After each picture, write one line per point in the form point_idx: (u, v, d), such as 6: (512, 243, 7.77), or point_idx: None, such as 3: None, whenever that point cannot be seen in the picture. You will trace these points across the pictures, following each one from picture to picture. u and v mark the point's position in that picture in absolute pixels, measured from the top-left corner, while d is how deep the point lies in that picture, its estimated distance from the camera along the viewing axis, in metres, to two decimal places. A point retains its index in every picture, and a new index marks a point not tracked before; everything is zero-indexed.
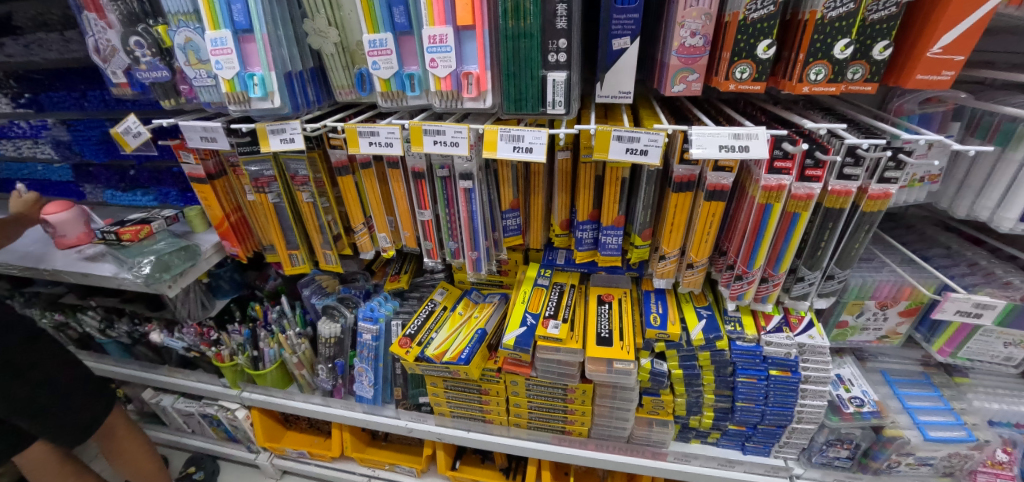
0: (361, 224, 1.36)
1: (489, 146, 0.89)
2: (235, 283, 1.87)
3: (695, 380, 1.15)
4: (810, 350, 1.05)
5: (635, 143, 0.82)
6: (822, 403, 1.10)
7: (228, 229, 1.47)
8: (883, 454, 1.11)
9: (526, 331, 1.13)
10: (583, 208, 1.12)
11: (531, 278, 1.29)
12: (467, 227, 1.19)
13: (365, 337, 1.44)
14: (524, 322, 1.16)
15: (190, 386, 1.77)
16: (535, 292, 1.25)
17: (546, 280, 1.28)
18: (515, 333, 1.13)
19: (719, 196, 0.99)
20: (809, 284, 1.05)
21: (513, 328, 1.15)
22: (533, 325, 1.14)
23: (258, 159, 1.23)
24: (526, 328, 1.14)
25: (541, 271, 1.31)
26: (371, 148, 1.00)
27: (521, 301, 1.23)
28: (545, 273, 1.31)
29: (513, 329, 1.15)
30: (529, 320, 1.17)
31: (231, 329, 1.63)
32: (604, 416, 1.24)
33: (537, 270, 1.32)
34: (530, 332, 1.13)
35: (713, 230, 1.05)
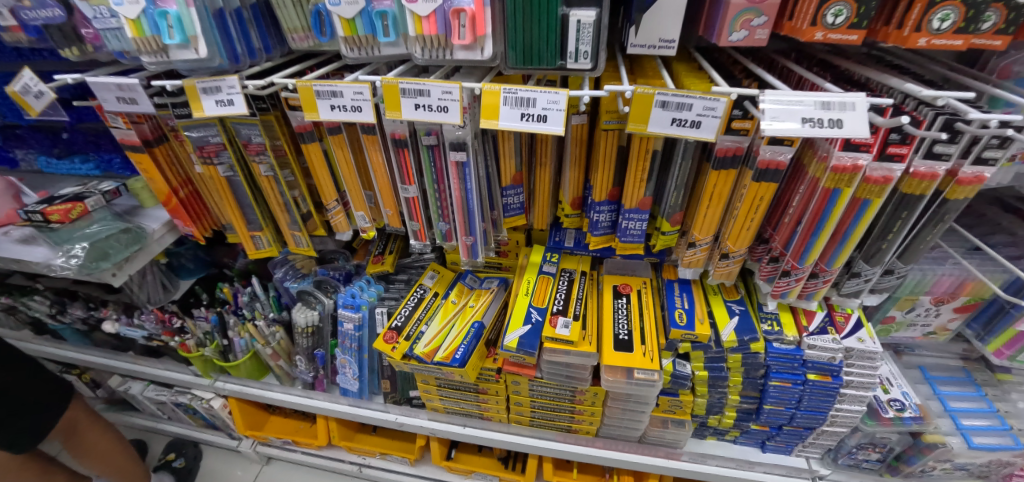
0: (333, 201, 1.15)
1: (488, 112, 0.67)
2: (200, 261, 1.70)
3: (720, 382, 1.02)
4: (858, 355, 0.91)
5: (684, 112, 0.61)
6: (860, 408, 0.99)
7: (177, 206, 1.24)
8: (919, 459, 1.02)
9: (531, 331, 0.97)
10: (601, 186, 0.93)
11: (536, 264, 1.11)
12: (460, 208, 0.98)
13: (347, 326, 1.28)
14: (529, 319, 1.00)
15: (158, 374, 1.62)
16: (541, 281, 1.08)
17: (553, 267, 1.11)
18: (519, 333, 0.98)
19: (771, 176, 0.80)
20: (865, 281, 0.89)
21: (516, 327, 0.99)
22: (539, 323, 0.98)
23: (199, 123, 0.99)
24: (531, 327, 0.98)
25: (547, 255, 1.13)
26: (335, 114, 0.78)
27: (524, 293, 1.06)
28: (553, 258, 1.13)
29: (515, 328, 0.99)
30: (536, 315, 1.00)
31: (198, 316, 1.45)
32: (615, 417, 1.12)
33: (542, 254, 1.14)
34: (536, 332, 0.97)
35: (758, 216, 0.87)
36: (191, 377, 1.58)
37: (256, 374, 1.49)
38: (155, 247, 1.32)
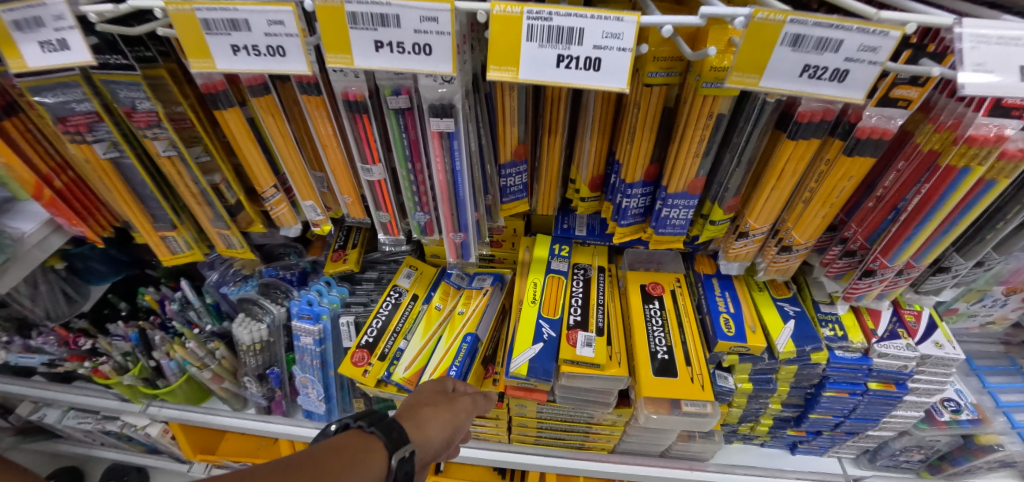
0: (270, 187, 0.85)
1: (495, 53, 0.41)
2: (115, 263, 1.29)
3: (765, 393, 0.86)
4: (933, 362, 0.77)
5: (825, 55, 0.38)
6: (917, 413, 0.87)
7: (52, 199, 0.90)
8: (968, 461, 0.93)
9: (543, 351, 0.76)
10: (636, 160, 0.69)
11: (541, 259, 0.87)
12: (443, 195, 0.71)
13: (305, 341, 1.03)
14: (540, 335, 0.78)
15: (74, 401, 1.32)
16: (551, 282, 0.85)
17: (564, 264, 0.87)
18: (529, 354, 0.76)
19: (869, 149, 0.60)
20: (951, 277, 0.73)
21: (526, 347, 0.76)
22: (554, 339, 0.77)
23: (51, 81, 0.67)
24: (545, 346, 0.76)
25: (555, 247, 0.90)
26: (239, 62, 0.50)
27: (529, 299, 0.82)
28: (562, 251, 0.89)
29: (523, 348, 0.76)
30: (549, 327, 0.78)
31: (113, 333, 1.15)
32: (638, 436, 0.94)
33: (548, 245, 0.90)
34: (550, 352, 0.75)
35: (837, 201, 0.68)
36: (116, 403, 1.29)
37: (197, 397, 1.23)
38: (35, 255, 0.98)
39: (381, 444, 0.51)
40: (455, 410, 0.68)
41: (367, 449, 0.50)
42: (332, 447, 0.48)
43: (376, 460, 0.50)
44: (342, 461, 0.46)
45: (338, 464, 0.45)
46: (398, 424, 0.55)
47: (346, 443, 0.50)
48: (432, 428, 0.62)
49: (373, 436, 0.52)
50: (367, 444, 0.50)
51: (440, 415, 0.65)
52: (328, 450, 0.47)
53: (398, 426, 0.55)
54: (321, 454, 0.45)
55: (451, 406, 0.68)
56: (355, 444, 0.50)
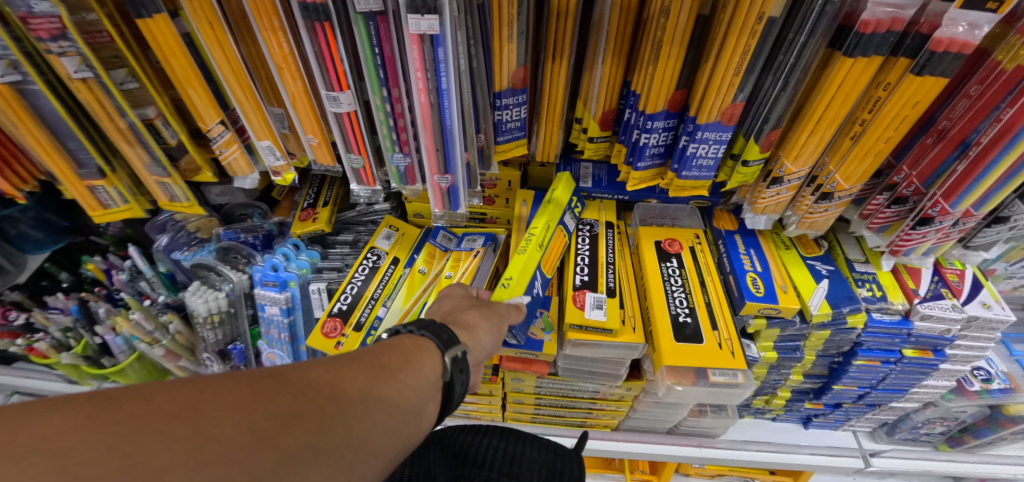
0: (217, 124, 0.71)
1: None
2: (53, 229, 1.08)
3: (788, 362, 0.78)
4: (979, 325, 0.69)
5: None
6: (948, 383, 0.80)
7: None
8: (992, 433, 0.88)
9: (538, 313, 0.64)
10: (659, 86, 0.57)
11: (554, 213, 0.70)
12: (428, 129, 0.59)
13: (270, 311, 0.90)
14: (531, 289, 0.66)
15: (13, 385, 1.18)
16: (557, 237, 0.71)
17: (569, 219, 0.73)
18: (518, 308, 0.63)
19: (945, 67, 0.49)
20: (1006, 230, 0.64)
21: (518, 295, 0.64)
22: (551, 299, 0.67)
23: None
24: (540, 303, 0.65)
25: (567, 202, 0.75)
26: None
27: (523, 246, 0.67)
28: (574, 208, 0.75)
29: (515, 293, 0.63)
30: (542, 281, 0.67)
31: (51, 305, 1.02)
32: (645, 412, 0.86)
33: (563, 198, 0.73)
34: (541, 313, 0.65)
35: (896, 136, 0.57)
36: (61, 385, 1.15)
37: (151, 377, 1.11)
38: None
39: (431, 346, 0.45)
40: (497, 315, 0.58)
41: (421, 347, 0.44)
42: (381, 346, 0.42)
43: (431, 361, 0.44)
44: (398, 360, 0.41)
45: (389, 363, 0.40)
46: (448, 327, 0.48)
47: (398, 341, 0.44)
48: (482, 333, 0.53)
49: (425, 339, 0.46)
50: (418, 347, 0.44)
51: (486, 318, 0.56)
52: (378, 350, 0.41)
53: (450, 329, 0.48)
54: (371, 353, 0.40)
55: (492, 310, 0.58)
56: (406, 344, 0.44)
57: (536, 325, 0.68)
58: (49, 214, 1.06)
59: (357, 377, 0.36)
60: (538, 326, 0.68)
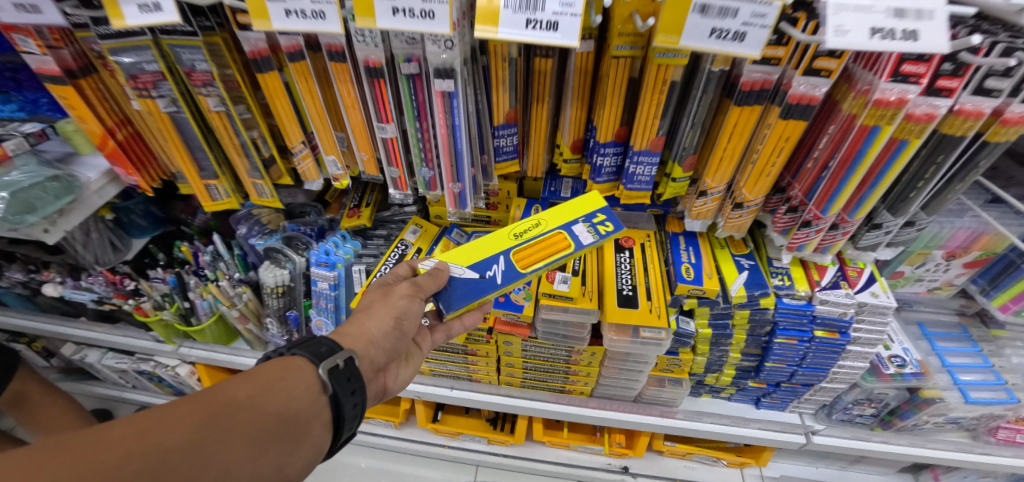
0: (299, 142, 1.00)
1: (484, 18, 0.54)
2: (154, 219, 1.43)
3: (724, 339, 0.97)
4: (870, 310, 0.87)
5: (727, 21, 0.50)
6: (862, 364, 0.96)
7: (116, 150, 1.08)
8: (913, 414, 1.02)
9: (472, 289, 0.76)
10: (608, 124, 0.82)
11: (562, 218, 0.81)
12: (447, 150, 0.86)
13: (321, 285, 1.16)
14: (484, 270, 0.78)
15: (115, 341, 1.50)
16: (556, 235, 0.79)
17: (585, 230, 0.79)
18: (456, 274, 0.78)
19: (801, 113, 0.71)
20: (884, 233, 0.84)
21: (461, 265, 0.79)
22: (494, 288, 0.76)
23: (130, 45, 0.82)
24: (478, 281, 0.77)
25: (593, 216, 0.81)
26: (291, 22, 0.65)
27: (506, 232, 0.83)
28: (598, 231, 0.79)
29: (467, 262, 0.80)
30: (502, 265, 0.78)
31: (154, 277, 1.31)
32: (611, 377, 1.07)
33: (582, 209, 0.82)
34: (480, 293, 0.75)
35: (780, 161, 0.79)
36: (152, 343, 1.46)
37: (223, 338, 1.40)
38: (94, 201, 1.16)
39: (305, 361, 0.55)
40: (392, 303, 0.70)
41: (291, 367, 0.54)
42: (247, 372, 0.51)
43: (299, 379, 0.53)
44: (260, 386, 0.49)
45: (254, 386, 0.49)
46: (327, 341, 0.59)
47: (265, 365, 0.53)
48: (370, 327, 0.67)
49: (294, 360, 0.55)
50: (287, 369, 0.53)
51: (381, 310, 0.69)
52: (243, 377, 0.49)
53: (328, 343, 0.59)
54: (236, 379, 0.49)
55: (388, 299, 0.71)
56: (274, 368, 0.52)
57: (518, 294, 0.92)
58: (153, 207, 1.40)
59: (203, 411, 0.43)
60: (520, 295, 0.92)
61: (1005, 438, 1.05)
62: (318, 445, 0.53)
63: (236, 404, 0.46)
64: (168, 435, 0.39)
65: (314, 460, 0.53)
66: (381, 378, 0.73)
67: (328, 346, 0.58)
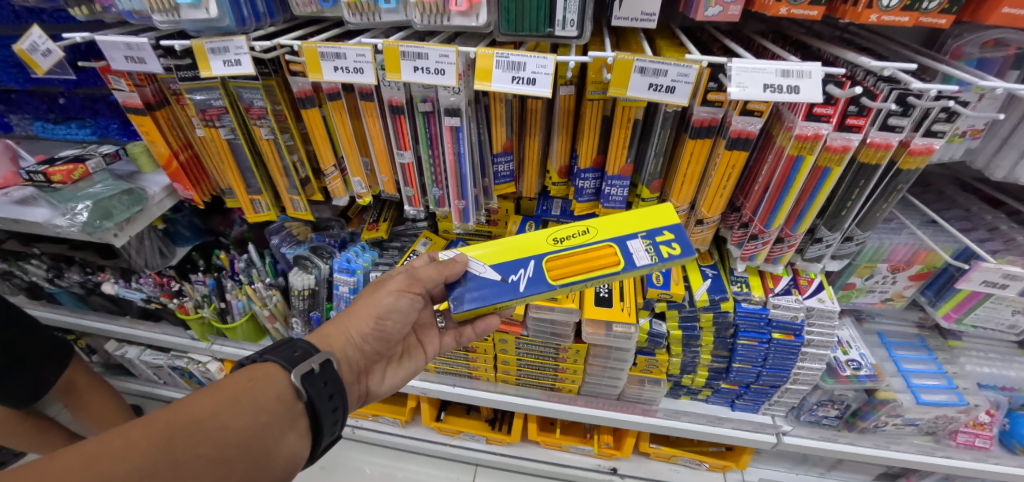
0: (331, 166, 1.18)
1: (482, 75, 0.77)
2: (196, 229, 1.63)
3: (693, 341, 1.09)
4: (818, 314, 1.00)
5: (660, 78, 0.71)
6: (819, 365, 1.07)
7: (178, 169, 1.29)
8: (873, 415, 1.10)
9: (491, 290, 0.77)
10: (587, 153, 0.99)
11: (623, 230, 0.78)
12: (454, 173, 1.04)
13: (342, 289, 1.32)
14: (508, 272, 0.78)
15: (155, 338, 1.67)
16: (603, 247, 0.77)
17: (641, 248, 0.76)
18: (476, 272, 0.79)
19: (742, 145, 0.87)
20: (826, 246, 0.97)
21: (483, 264, 0.80)
22: (513, 294, 0.76)
23: (203, 86, 1.03)
24: (499, 283, 0.77)
25: (659, 233, 0.77)
26: (337, 75, 0.86)
27: (547, 234, 0.81)
28: (656, 251, 0.76)
29: (492, 262, 0.80)
30: (529, 271, 0.78)
31: (195, 280, 1.48)
32: (595, 375, 1.20)
33: (650, 223, 0.79)
34: (497, 296, 0.76)
35: (731, 183, 0.94)
36: (188, 341, 1.63)
37: (252, 336, 1.56)
38: (153, 212, 1.33)
39: (279, 367, 0.59)
40: (378, 304, 0.78)
41: (258, 378, 0.56)
42: (213, 386, 0.52)
43: (271, 387, 0.56)
44: (233, 395, 0.52)
45: (220, 401, 0.50)
46: (301, 345, 0.64)
47: (231, 378, 0.55)
48: (353, 328, 0.76)
49: (265, 369, 0.58)
50: (259, 378, 0.56)
51: (364, 308, 0.77)
52: (217, 389, 0.52)
53: (301, 348, 0.63)
54: (202, 393, 0.50)
55: (374, 298, 0.78)
56: (240, 381, 0.55)
57: None
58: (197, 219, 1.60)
59: (180, 421, 0.46)
60: None
61: (964, 442, 1.13)
62: (291, 451, 0.56)
63: (201, 420, 0.47)
64: (125, 460, 0.40)
65: (287, 467, 0.55)
66: (361, 382, 0.81)
67: (302, 351, 0.63)
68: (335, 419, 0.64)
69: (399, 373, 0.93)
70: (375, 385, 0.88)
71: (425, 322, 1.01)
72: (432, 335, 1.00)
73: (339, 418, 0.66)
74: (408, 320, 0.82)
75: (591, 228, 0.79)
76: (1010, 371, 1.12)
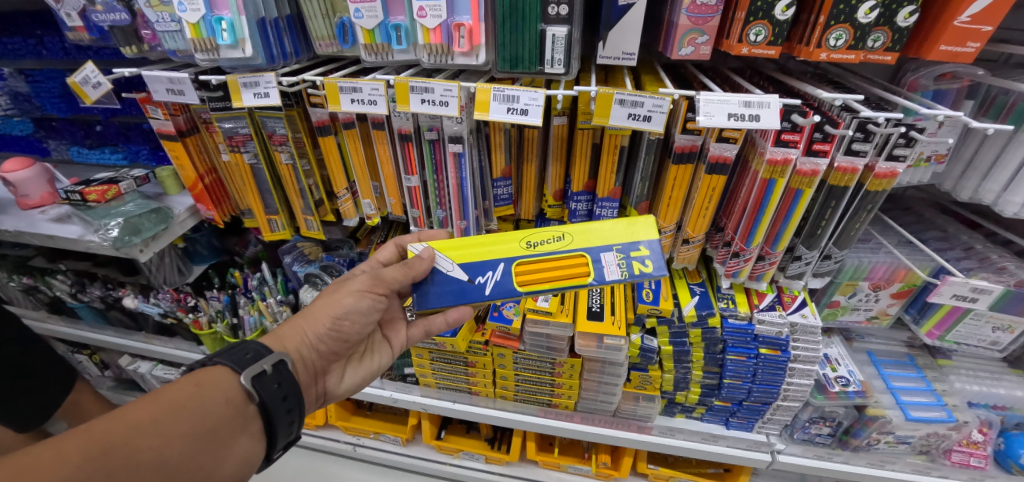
0: (343, 189, 1.27)
1: (481, 106, 0.86)
2: (213, 248, 1.71)
3: (684, 356, 1.13)
4: (802, 329, 1.05)
5: (638, 108, 0.80)
6: (808, 381, 1.10)
7: (202, 191, 1.39)
8: (864, 432, 1.12)
9: (459, 290, 0.86)
10: (579, 178, 1.07)
11: (597, 243, 0.84)
12: (456, 195, 1.12)
13: None
14: (478, 273, 0.86)
15: (168, 353, 1.74)
16: (576, 254, 0.84)
17: (613, 261, 0.83)
18: (445, 271, 0.87)
19: (720, 169, 0.94)
20: (806, 264, 1.03)
21: (452, 262, 0.87)
22: (480, 296, 0.84)
23: (231, 115, 1.14)
24: (466, 284, 0.86)
25: (633, 248, 0.84)
26: (353, 106, 0.96)
27: (521, 237, 0.86)
28: (629, 267, 0.82)
29: (460, 261, 0.87)
30: (496, 274, 0.85)
31: (209, 296, 1.56)
32: (591, 391, 1.24)
33: (625, 238, 0.84)
34: (463, 296, 0.85)
35: (712, 205, 1.01)
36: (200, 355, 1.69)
37: None
38: (177, 230, 1.42)
39: (229, 371, 0.63)
40: (337, 305, 0.82)
41: (205, 383, 0.60)
42: (159, 393, 0.56)
43: (216, 393, 0.60)
44: (177, 402, 0.56)
45: (162, 408, 0.54)
46: (254, 347, 0.67)
47: (177, 384, 0.58)
48: (310, 326, 0.80)
49: (212, 375, 0.61)
50: (205, 384, 0.60)
51: (323, 308, 0.82)
52: (161, 397, 0.55)
53: (254, 350, 0.67)
54: (144, 401, 0.54)
55: (333, 298, 0.83)
56: (187, 386, 0.58)
57: (509, 310, 1.13)
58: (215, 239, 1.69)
59: (118, 429, 0.49)
60: (510, 311, 1.13)
61: (959, 461, 1.14)
62: (242, 452, 0.60)
63: (140, 428, 0.51)
64: (54, 470, 0.43)
65: (238, 468, 0.60)
66: (318, 383, 0.85)
67: (253, 353, 0.67)
68: (291, 419, 0.68)
69: (358, 373, 0.96)
70: (332, 386, 0.90)
71: (391, 318, 1.06)
72: (396, 330, 1.05)
73: (296, 418, 0.70)
74: (366, 321, 0.86)
75: (565, 234, 0.85)
76: (999, 389, 1.14)
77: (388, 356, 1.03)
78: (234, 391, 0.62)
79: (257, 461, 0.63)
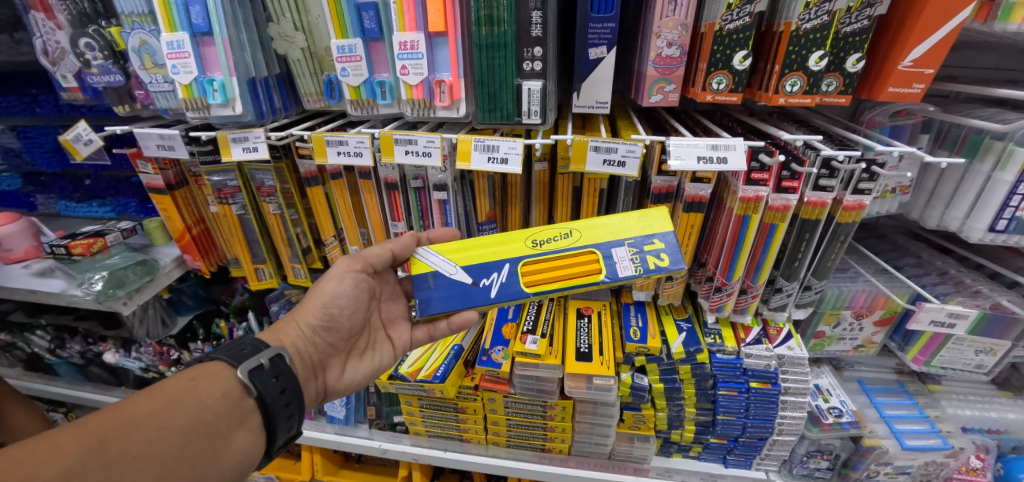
0: (331, 237, 1.29)
1: (463, 156, 0.90)
2: (199, 298, 1.69)
3: (675, 394, 1.12)
4: (789, 361, 1.05)
5: (612, 154, 0.84)
6: (801, 414, 1.10)
7: (189, 241, 1.39)
8: (862, 464, 1.11)
9: (461, 293, 0.86)
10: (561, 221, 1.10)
11: (607, 239, 0.86)
12: None
13: None
14: (483, 274, 0.87)
15: None
16: (586, 253, 0.85)
17: (627, 257, 0.84)
18: (450, 273, 0.88)
19: (698, 208, 0.97)
20: (787, 295, 1.06)
21: (455, 265, 0.88)
22: (486, 299, 0.85)
23: (220, 169, 1.17)
24: (471, 286, 0.86)
25: (648, 242, 0.85)
26: (340, 158, 0.99)
27: (526, 237, 0.89)
28: (644, 262, 0.83)
29: (463, 264, 0.88)
30: (501, 276, 0.86)
31: (194, 348, 1.53)
32: (585, 433, 1.21)
33: (634, 234, 0.86)
34: (468, 299, 0.86)
35: (692, 241, 1.04)
36: None
37: None
38: (162, 280, 1.41)
39: (227, 366, 0.67)
40: (322, 293, 0.90)
41: (202, 377, 0.63)
42: (158, 387, 0.59)
43: (212, 388, 0.63)
44: (176, 395, 0.59)
45: (159, 400, 0.57)
46: (250, 343, 0.72)
47: (173, 380, 0.62)
48: (302, 316, 0.88)
49: (208, 371, 0.65)
50: (202, 379, 0.63)
51: (311, 299, 0.90)
52: (159, 389, 0.59)
53: (251, 346, 0.72)
54: (141, 397, 0.56)
55: (320, 289, 0.90)
56: (185, 380, 0.62)
57: (497, 354, 1.11)
58: (201, 289, 1.67)
59: (117, 421, 0.51)
60: (499, 355, 1.11)
61: None
62: (241, 445, 0.63)
63: (138, 419, 0.53)
64: (54, 461, 0.45)
65: (239, 460, 0.63)
66: (318, 377, 0.89)
67: (250, 347, 0.72)
68: (289, 414, 0.72)
69: (360, 369, 0.96)
70: (333, 380, 0.92)
71: (394, 317, 1.04)
72: (398, 327, 1.03)
73: (295, 413, 0.73)
74: (354, 306, 0.92)
75: (574, 230, 0.87)
76: (991, 413, 1.14)
77: (390, 356, 1.00)
78: (231, 385, 0.65)
79: (258, 454, 0.66)
